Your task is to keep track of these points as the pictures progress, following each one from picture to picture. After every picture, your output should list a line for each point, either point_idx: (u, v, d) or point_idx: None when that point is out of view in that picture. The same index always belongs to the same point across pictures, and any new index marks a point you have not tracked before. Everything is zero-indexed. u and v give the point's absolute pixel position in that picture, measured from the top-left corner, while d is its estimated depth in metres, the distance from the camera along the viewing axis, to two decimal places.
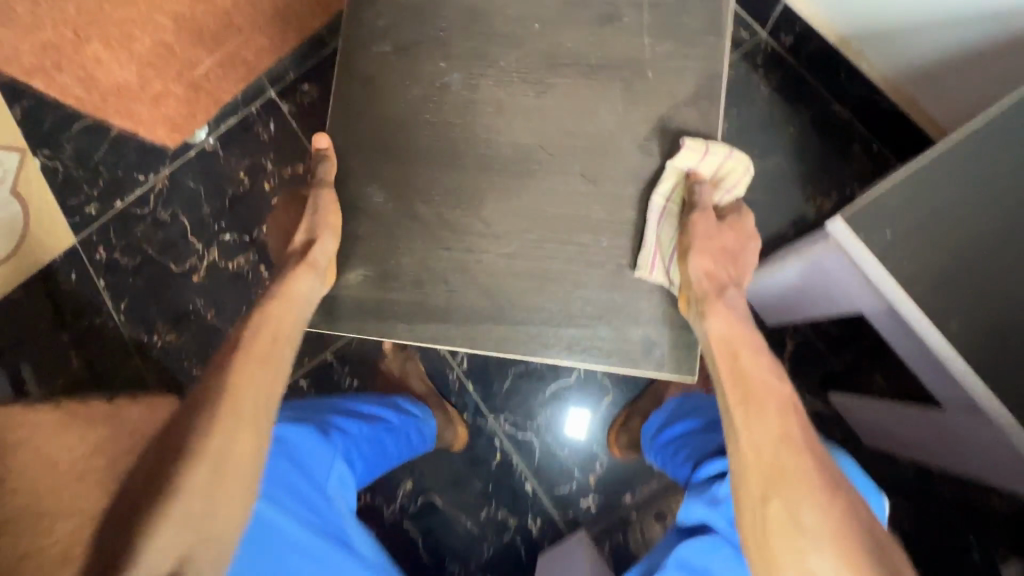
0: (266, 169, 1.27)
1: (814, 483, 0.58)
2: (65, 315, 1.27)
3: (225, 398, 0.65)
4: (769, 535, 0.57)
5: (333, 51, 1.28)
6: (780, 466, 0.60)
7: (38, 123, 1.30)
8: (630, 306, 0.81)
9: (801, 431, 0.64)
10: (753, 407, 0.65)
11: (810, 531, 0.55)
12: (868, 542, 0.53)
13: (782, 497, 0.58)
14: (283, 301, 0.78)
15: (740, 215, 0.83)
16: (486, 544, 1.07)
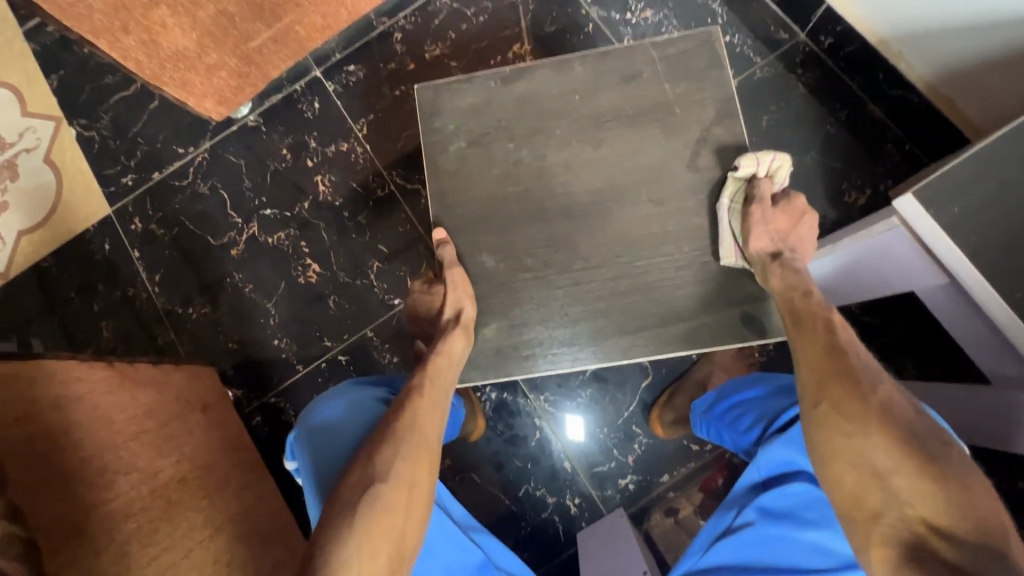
0: (310, 147, 1.28)
1: (863, 378, 0.61)
2: (98, 285, 1.26)
3: (412, 430, 0.64)
4: (822, 432, 0.61)
5: (380, 34, 1.30)
6: (829, 373, 0.62)
7: (77, 94, 1.31)
8: (725, 285, 0.69)
9: (848, 340, 0.65)
10: (804, 327, 0.66)
11: (858, 419, 0.59)
12: (908, 424, 0.58)
13: (832, 398, 0.61)
14: (442, 358, 0.68)
15: (789, 195, 0.71)
16: (525, 521, 1.08)
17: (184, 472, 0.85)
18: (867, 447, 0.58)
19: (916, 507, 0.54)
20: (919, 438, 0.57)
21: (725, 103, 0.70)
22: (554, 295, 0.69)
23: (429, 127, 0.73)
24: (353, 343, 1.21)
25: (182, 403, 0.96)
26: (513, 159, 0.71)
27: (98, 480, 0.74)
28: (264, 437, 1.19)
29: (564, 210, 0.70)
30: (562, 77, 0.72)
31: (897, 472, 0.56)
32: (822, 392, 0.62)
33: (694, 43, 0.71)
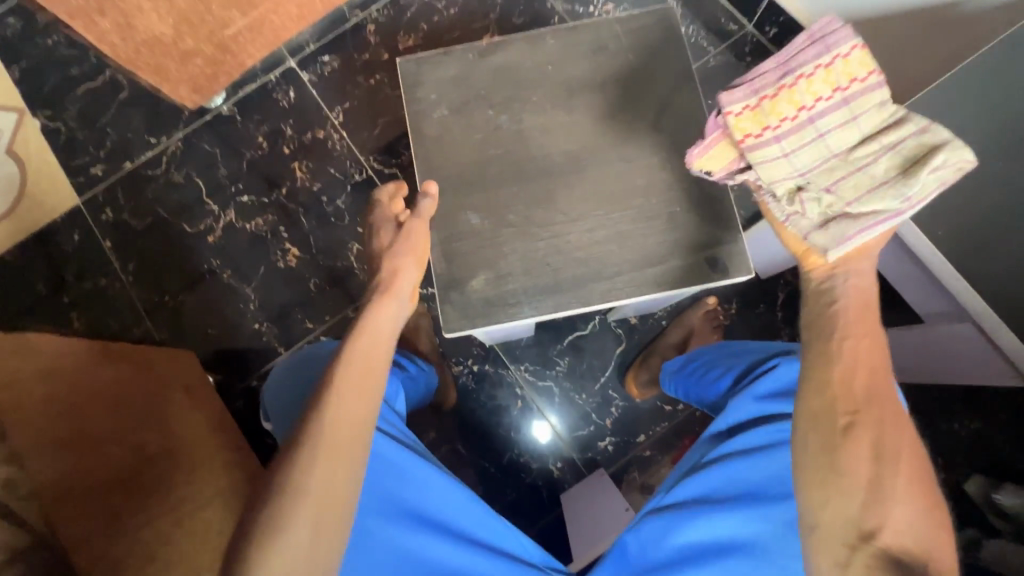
0: (286, 135, 1.30)
1: (888, 404, 0.57)
2: (67, 276, 1.24)
3: (328, 428, 0.54)
4: (841, 454, 0.55)
5: (353, 26, 1.33)
6: (868, 399, 0.56)
7: (42, 85, 1.30)
8: (692, 232, 0.73)
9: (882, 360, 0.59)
10: (851, 340, 0.59)
11: (885, 453, 0.54)
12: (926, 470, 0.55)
13: (867, 424, 0.55)
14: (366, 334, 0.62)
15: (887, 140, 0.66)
16: (510, 487, 1.12)
17: (169, 444, 0.81)
18: (872, 473, 0.54)
19: (909, 538, 0.52)
20: (920, 480, 0.54)
21: (683, 72, 0.77)
22: (534, 247, 0.73)
23: (412, 97, 0.78)
24: (335, 325, 1.22)
25: (164, 381, 0.94)
26: (493, 125, 0.76)
27: (88, 446, 0.75)
28: (247, 421, 1.18)
29: (543, 169, 0.75)
30: (535, 50, 0.78)
31: (891, 504, 0.52)
32: (851, 406, 0.56)
33: (654, 18, 0.79)
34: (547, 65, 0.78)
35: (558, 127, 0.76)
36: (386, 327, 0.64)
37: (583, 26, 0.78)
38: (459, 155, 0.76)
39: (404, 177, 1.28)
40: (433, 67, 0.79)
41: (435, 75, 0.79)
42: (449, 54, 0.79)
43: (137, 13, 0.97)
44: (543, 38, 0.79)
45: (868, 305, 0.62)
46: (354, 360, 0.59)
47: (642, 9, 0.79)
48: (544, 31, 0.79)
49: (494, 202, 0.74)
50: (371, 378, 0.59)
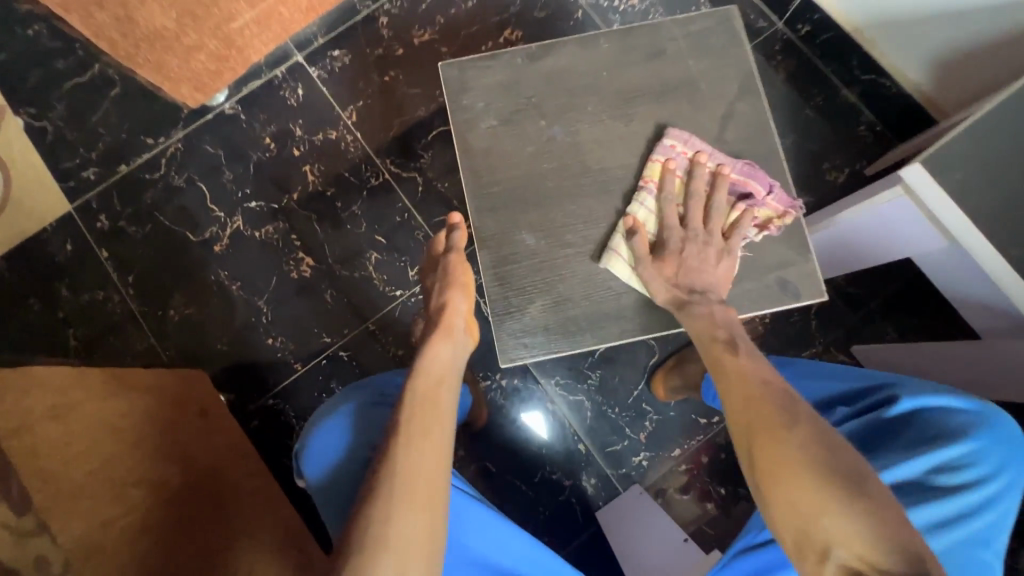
0: (296, 136, 1.22)
1: (775, 409, 0.55)
2: (61, 289, 1.15)
3: (400, 481, 0.59)
4: (761, 475, 0.53)
5: (363, 19, 1.25)
6: (750, 423, 0.56)
7: (25, 80, 1.19)
8: (761, 251, 0.70)
9: (766, 387, 0.58)
10: (727, 371, 0.60)
11: (787, 462, 0.51)
12: (846, 465, 0.50)
13: (761, 444, 0.54)
14: (425, 379, 0.71)
15: (645, 197, 0.69)
16: (544, 505, 1.09)
17: (187, 484, 0.77)
18: (789, 483, 0.51)
19: (851, 547, 0.46)
20: (845, 469, 0.49)
21: (747, 80, 0.72)
22: (595, 269, 0.69)
23: (458, 105, 0.72)
24: (355, 338, 1.16)
25: (179, 408, 0.89)
26: (546, 137, 0.71)
27: (113, 490, 0.68)
28: (264, 442, 1.12)
29: (601, 185, 0.70)
30: (589, 53, 0.73)
31: (824, 511, 0.48)
32: (743, 432, 0.56)
33: (713, 23, 0.74)
34: (602, 72, 0.73)
35: (614, 139, 0.71)
36: (443, 363, 0.74)
37: (640, 30, 0.73)
38: (508, 170, 0.71)
39: (422, 180, 1.21)
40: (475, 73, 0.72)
41: (481, 81, 0.73)
42: (496, 58, 0.73)
43: (137, 6, 0.88)
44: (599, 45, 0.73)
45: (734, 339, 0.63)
46: (417, 404, 0.67)
47: (701, 12, 0.74)
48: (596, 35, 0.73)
49: (549, 221, 0.69)
50: (434, 417, 0.66)
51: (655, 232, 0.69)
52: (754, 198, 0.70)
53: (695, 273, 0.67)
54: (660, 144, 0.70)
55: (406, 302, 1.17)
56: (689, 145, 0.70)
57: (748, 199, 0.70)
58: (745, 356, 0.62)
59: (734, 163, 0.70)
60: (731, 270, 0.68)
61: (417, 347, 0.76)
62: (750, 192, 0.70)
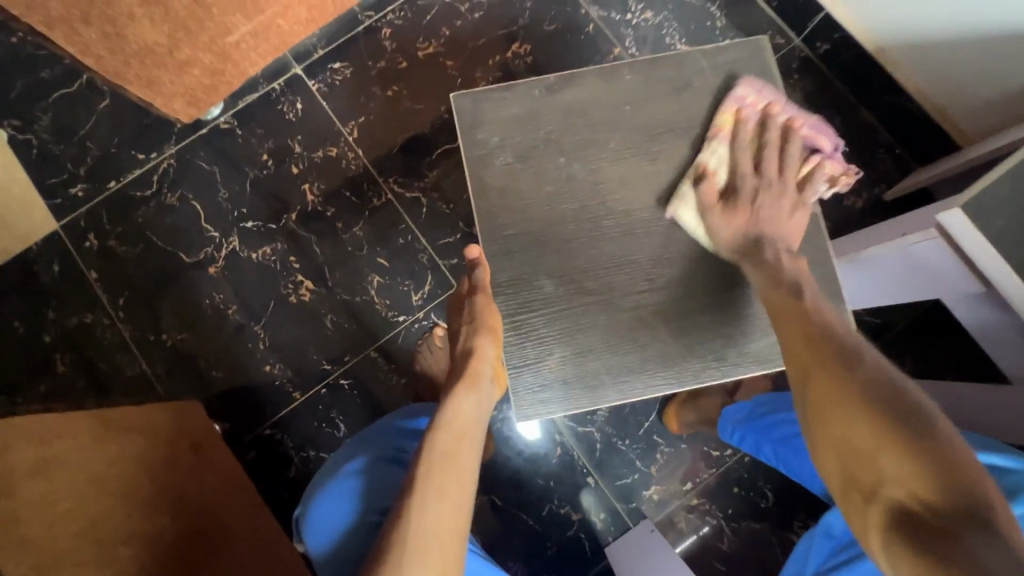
0: (295, 152, 1.17)
1: (833, 356, 0.57)
2: (47, 313, 1.10)
3: (412, 547, 0.53)
4: (815, 409, 0.56)
5: (365, 29, 1.20)
6: (808, 361, 0.58)
7: (7, 91, 1.13)
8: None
9: (829, 330, 0.60)
10: (791, 316, 0.63)
11: (843, 396, 0.54)
12: (901, 404, 0.51)
13: (817, 380, 0.57)
14: (447, 434, 0.64)
15: (718, 144, 0.75)
16: (551, 541, 1.05)
17: (181, 536, 0.74)
18: (842, 422, 0.53)
19: (902, 483, 0.48)
20: (900, 411, 0.50)
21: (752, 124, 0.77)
22: (618, 317, 0.73)
23: (471, 140, 0.76)
24: (356, 365, 1.11)
25: (172, 446, 0.85)
26: (566, 174, 0.76)
27: (104, 549, 0.64)
28: (261, 473, 1.08)
29: (624, 228, 0.75)
30: (610, 87, 0.77)
31: (877, 446, 0.50)
32: (802, 373, 0.59)
33: (744, 53, 0.78)
34: (625, 105, 0.78)
35: None
36: (467, 417, 0.67)
37: (665, 61, 0.77)
38: None
39: (427, 200, 1.16)
40: (499, 106, 0.77)
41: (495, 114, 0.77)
42: (511, 90, 0.77)
43: (127, 22, 0.83)
44: (621, 74, 0.77)
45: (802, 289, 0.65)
46: (438, 458, 0.61)
47: (731, 43, 0.78)
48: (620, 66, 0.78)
49: None
50: (453, 475, 0.60)
51: (727, 180, 0.75)
52: (821, 152, 0.77)
53: (769, 219, 0.72)
54: (737, 91, 0.76)
55: (409, 329, 1.12)
56: (761, 96, 0.76)
57: (818, 153, 0.77)
58: (812, 301, 0.64)
59: (805, 119, 0.78)
60: (804, 220, 0.74)
61: (441, 397, 0.69)
62: (819, 147, 0.77)
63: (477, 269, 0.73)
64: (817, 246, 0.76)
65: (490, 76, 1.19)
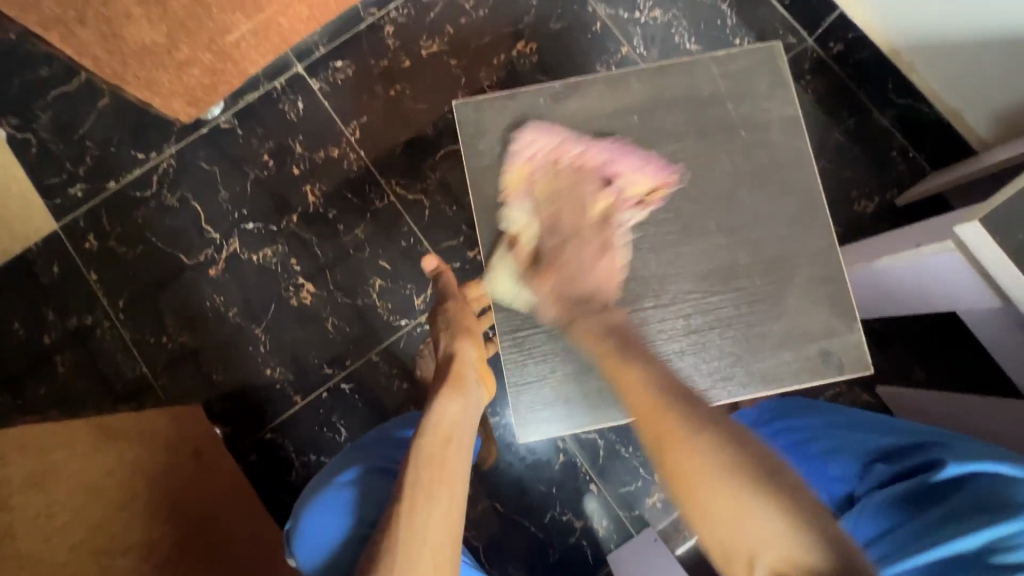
0: (296, 153, 1.15)
1: (675, 407, 0.55)
2: (47, 314, 1.09)
3: (402, 554, 0.54)
4: (674, 475, 0.52)
5: (368, 27, 1.17)
6: (655, 421, 0.55)
7: (5, 89, 1.11)
8: (805, 320, 0.74)
9: (665, 386, 0.58)
10: (631, 376, 0.61)
11: (701, 461, 0.51)
12: (752, 460, 0.50)
13: (670, 443, 0.53)
14: (435, 439, 0.66)
15: (519, 199, 0.76)
16: (553, 548, 1.04)
17: (180, 543, 0.74)
18: (706, 487, 0.50)
19: (774, 553, 0.45)
20: (755, 463, 0.49)
21: (757, 134, 0.77)
22: None
23: (474, 150, 0.76)
24: (357, 369, 1.11)
25: (172, 454, 0.85)
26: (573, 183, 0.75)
27: (101, 564, 0.63)
28: (262, 477, 1.08)
29: (631, 241, 0.74)
30: (616, 95, 0.77)
31: (742, 516, 0.47)
32: (652, 436, 0.55)
33: (757, 58, 0.78)
34: (634, 112, 0.77)
35: None
36: (452, 420, 0.69)
37: (676, 67, 0.77)
38: None
39: (430, 202, 1.14)
40: (505, 113, 0.77)
41: (500, 120, 0.77)
42: (515, 98, 0.77)
43: (125, 22, 0.81)
44: (630, 79, 0.77)
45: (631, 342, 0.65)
46: (424, 463, 0.62)
47: (742, 50, 0.78)
48: (628, 71, 0.78)
49: None
50: (443, 479, 0.61)
51: (538, 234, 0.75)
52: (616, 180, 0.75)
53: (575, 272, 0.72)
54: (517, 138, 0.76)
55: (411, 333, 1.11)
56: (549, 136, 0.76)
57: (615, 180, 0.75)
58: (633, 357, 0.63)
59: (598, 145, 0.76)
60: (611, 266, 0.73)
61: (426, 403, 0.71)
62: (617, 172, 0.75)
63: (442, 276, 0.87)
64: (829, 257, 0.75)
65: (494, 76, 1.17)
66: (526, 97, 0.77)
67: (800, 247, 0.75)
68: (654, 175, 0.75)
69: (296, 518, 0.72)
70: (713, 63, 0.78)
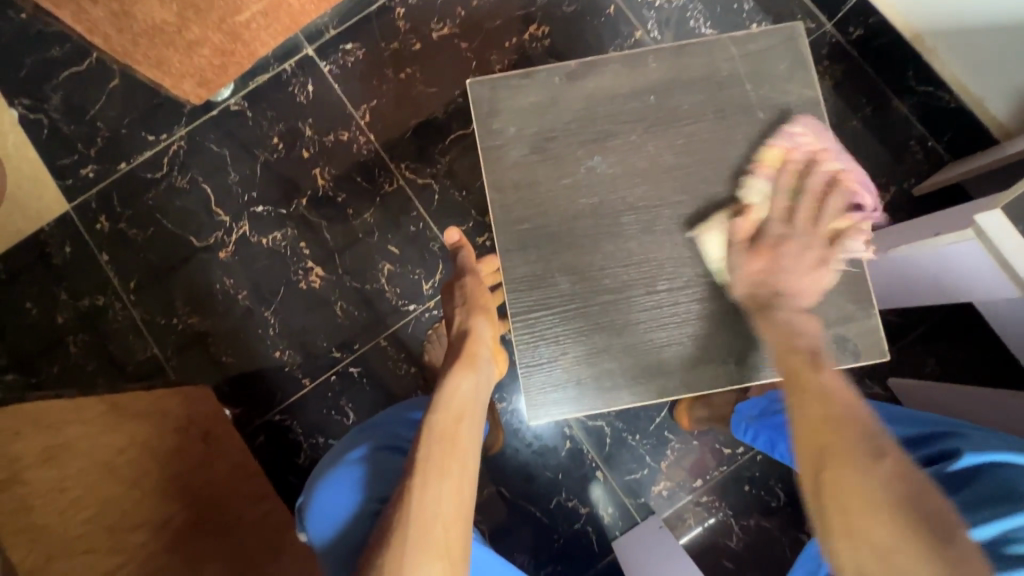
0: (306, 136, 1.14)
1: (854, 432, 0.54)
2: (59, 294, 1.10)
3: (415, 529, 0.54)
4: (837, 499, 0.51)
5: (379, 9, 1.16)
6: (826, 441, 0.54)
7: (16, 69, 1.11)
8: (820, 308, 0.73)
9: (845, 409, 0.56)
10: (802, 387, 0.59)
11: (873, 495, 0.49)
12: (927, 512, 0.47)
13: (838, 470, 0.52)
14: (447, 416, 0.65)
15: (751, 182, 0.73)
16: (558, 533, 1.05)
17: (191, 520, 0.75)
18: (860, 516, 0.49)
19: None
20: (925, 518, 0.47)
21: (773, 120, 0.75)
22: (634, 317, 0.73)
23: (487, 130, 0.75)
24: (365, 353, 1.11)
25: (182, 433, 0.85)
26: (585, 167, 0.75)
27: (111, 540, 0.64)
28: (271, 458, 1.09)
29: (644, 225, 0.74)
30: (632, 77, 0.76)
31: (901, 555, 0.46)
32: (814, 456, 0.54)
33: (776, 40, 0.77)
34: (648, 95, 0.76)
35: None
36: (464, 398, 0.69)
37: (692, 49, 0.76)
38: None
39: (440, 187, 1.14)
40: (517, 95, 0.76)
41: (513, 102, 0.76)
42: (530, 78, 0.76)
43: None
44: (645, 62, 0.76)
45: (817, 360, 0.62)
46: (435, 438, 0.62)
47: (762, 32, 0.77)
48: (643, 54, 0.76)
49: None
50: (453, 455, 0.61)
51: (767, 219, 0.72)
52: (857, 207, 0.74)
53: (791, 275, 0.70)
54: (790, 130, 0.74)
55: (419, 318, 1.11)
56: (820, 138, 0.73)
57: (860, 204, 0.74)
58: (826, 369, 0.61)
59: (857, 169, 0.75)
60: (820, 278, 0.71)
61: (440, 376, 0.71)
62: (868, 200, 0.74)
63: (458, 250, 0.87)
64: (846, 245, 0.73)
65: (506, 60, 1.16)
66: (539, 79, 0.76)
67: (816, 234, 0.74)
68: (881, 223, 0.75)
69: (306, 494, 0.73)
70: (730, 45, 0.76)
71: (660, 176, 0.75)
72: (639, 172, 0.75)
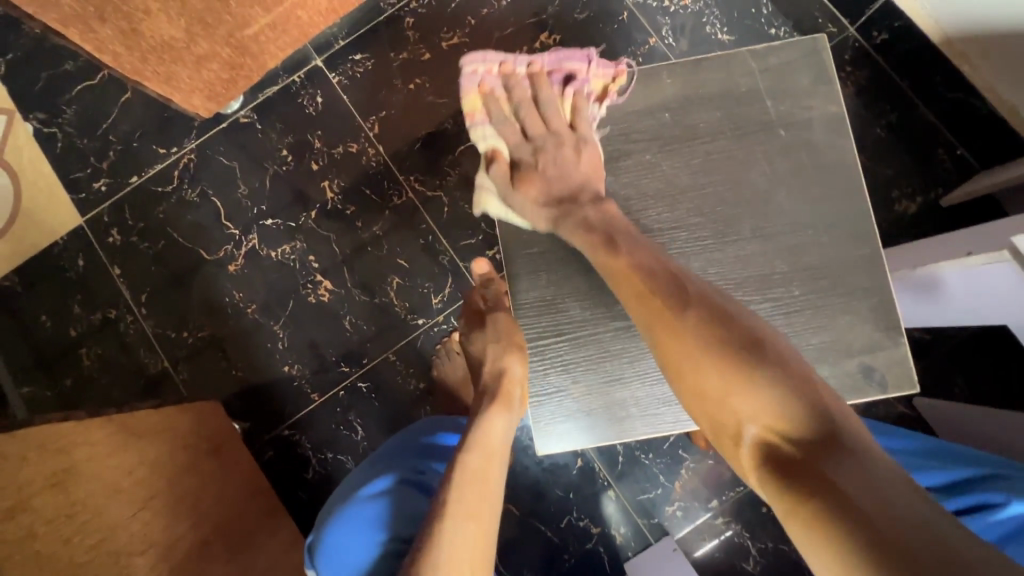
0: (315, 148, 1.14)
1: (664, 291, 0.59)
2: (72, 308, 1.11)
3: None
4: (675, 361, 0.56)
5: (388, 19, 1.15)
6: (648, 301, 0.59)
7: (31, 84, 1.12)
8: (845, 334, 0.70)
9: (650, 269, 0.61)
10: (612, 251, 0.64)
11: (693, 342, 0.55)
12: (739, 338, 0.54)
13: (666, 329, 0.57)
14: (478, 456, 0.62)
15: (482, 124, 0.79)
16: (568, 553, 1.03)
17: (201, 539, 0.75)
18: (691, 370, 0.55)
19: (760, 418, 0.50)
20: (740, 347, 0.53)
21: (795, 136, 0.72)
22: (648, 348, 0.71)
23: None
24: (374, 367, 1.10)
25: (191, 449, 0.86)
26: (597, 186, 0.72)
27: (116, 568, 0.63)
28: (279, 473, 1.08)
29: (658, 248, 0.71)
30: (647, 93, 0.74)
31: (731, 391, 0.52)
32: (646, 321, 0.59)
33: (798, 53, 0.73)
34: (664, 111, 0.74)
35: None
36: (499, 441, 0.66)
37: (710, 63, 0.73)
38: None
39: (448, 199, 1.12)
40: None
41: None
42: None
43: (144, 18, 0.79)
44: (660, 78, 0.74)
45: (612, 221, 0.68)
46: (466, 480, 0.60)
47: (783, 43, 0.74)
48: (657, 69, 0.74)
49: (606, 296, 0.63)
50: (480, 498, 0.59)
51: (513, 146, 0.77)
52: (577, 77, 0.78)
53: (560, 172, 0.73)
54: (465, 77, 0.78)
55: (428, 332, 1.10)
56: (488, 61, 0.78)
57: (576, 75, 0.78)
58: (619, 230, 0.66)
59: (545, 54, 0.78)
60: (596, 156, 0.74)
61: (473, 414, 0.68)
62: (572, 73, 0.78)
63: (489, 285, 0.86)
64: (873, 267, 0.70)
65: None
66: None
67: (840, 256, 0.70)
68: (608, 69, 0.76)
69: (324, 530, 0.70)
70: (749, 58, 0.74)
71: (675, 195, 0.72)
72: (653, 191, 0.73)
